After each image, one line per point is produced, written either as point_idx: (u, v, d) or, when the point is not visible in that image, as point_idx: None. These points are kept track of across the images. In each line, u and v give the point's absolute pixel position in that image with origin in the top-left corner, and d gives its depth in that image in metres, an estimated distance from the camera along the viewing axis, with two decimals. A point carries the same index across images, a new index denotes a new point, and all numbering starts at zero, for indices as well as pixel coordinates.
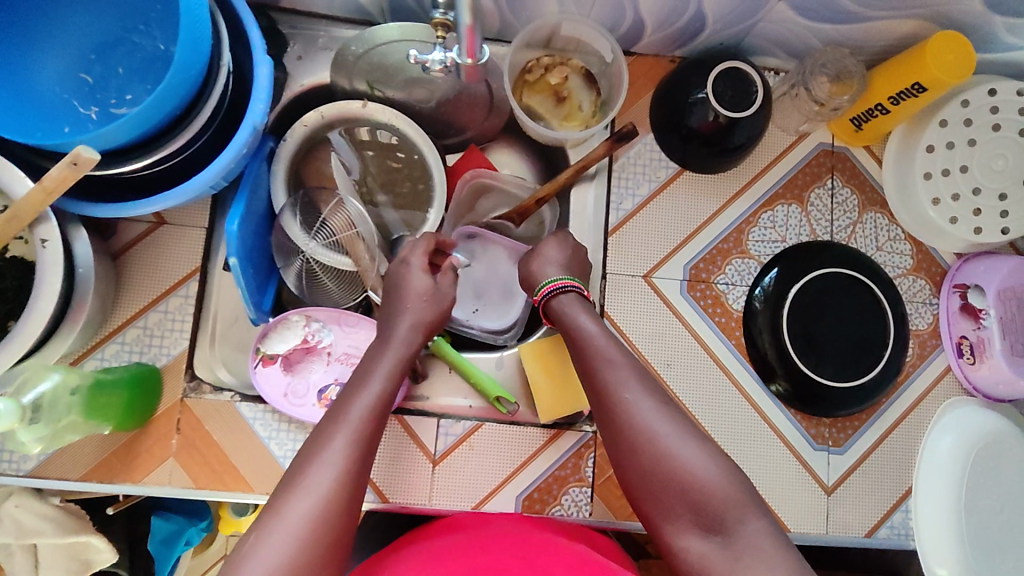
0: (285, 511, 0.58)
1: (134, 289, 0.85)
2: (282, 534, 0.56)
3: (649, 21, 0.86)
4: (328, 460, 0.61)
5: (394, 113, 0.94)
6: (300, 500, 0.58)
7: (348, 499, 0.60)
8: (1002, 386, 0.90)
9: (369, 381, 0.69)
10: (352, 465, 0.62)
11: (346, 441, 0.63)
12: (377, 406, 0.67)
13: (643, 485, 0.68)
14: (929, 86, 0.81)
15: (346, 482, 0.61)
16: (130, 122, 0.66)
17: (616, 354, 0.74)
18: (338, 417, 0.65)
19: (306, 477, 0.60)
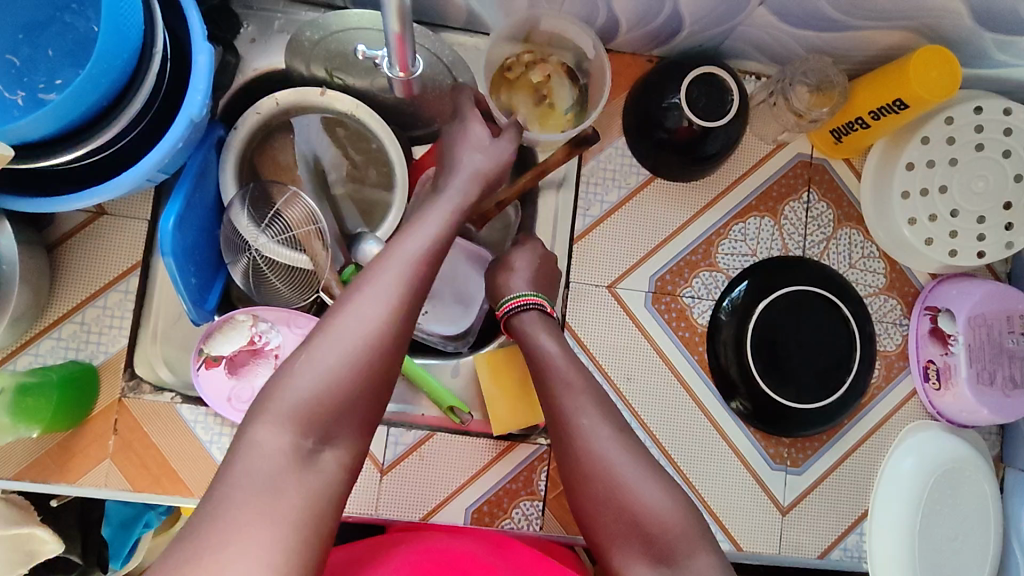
0: (318, 356, 0.59)
1: (71, 282, 0.81)
2: (307, 387, 0.57)
3: (624, 19, 0.82)
4: (371, 308, 0.61)
5: (357, 103, 0.89)
6: (331, 350, 0.59)
7: (385, 351, 0.60)
8: (966, 413, 0.87)
9: (426, 228, 0.67)
10: (398, 316, 0.62)
11: (390, 289, 0.62)
12: (429, 252, 0.66)
13: (594, 514, 0.65)
14: (910, 103, 0.78)
15: (384, 335, 0.61)
16: (50, 113, 0.61)
17: (573, 377, 0.70)
18: (389, 258, 0.64)
19: (339, 328, 0.60)
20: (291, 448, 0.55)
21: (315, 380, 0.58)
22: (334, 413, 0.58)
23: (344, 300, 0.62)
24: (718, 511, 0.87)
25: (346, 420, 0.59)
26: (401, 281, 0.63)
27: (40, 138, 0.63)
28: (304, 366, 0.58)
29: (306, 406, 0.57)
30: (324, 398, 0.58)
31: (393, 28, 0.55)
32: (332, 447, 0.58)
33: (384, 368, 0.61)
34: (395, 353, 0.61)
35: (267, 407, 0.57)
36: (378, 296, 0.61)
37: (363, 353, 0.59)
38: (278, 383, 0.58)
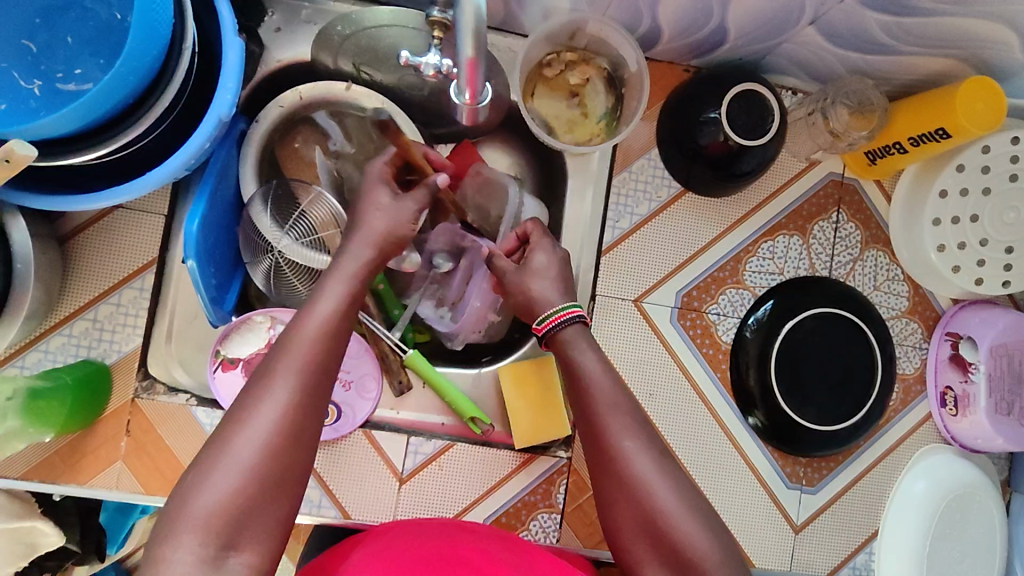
0: (209, 474, 0.52)
1: (84, 278, 0.77)
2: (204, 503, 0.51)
3: (667, 29, 0.79)
4: (267, 408, 0.55)
5: (381, 99, 0.86)
6: (223, 466, 0.53)
7: (288, 453, 0.55)
8: (981, 440, 0.88)
9: (322, 306, 0.62)
10: (299, 411, 0.56)
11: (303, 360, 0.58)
12: (329, 331, 0.61)
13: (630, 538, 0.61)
14: (952, 133, 0.76)
15: (286, 434, 0.55)
16: (76, 111, 0.58)
17: (618, 397, 0.66)
18: (287, 347, 0.59)
19: (235, 436, 0.54)
20: (192, 565, 0.49)
21: (214, 491, 0.51)
22: (240, 521, 0.51)
23: (239, 405, 0.56)
24: (732, 528, 0.87)
25: (253, 526, 0.52)
26: (301, 372, 0.57)
27: (63, 134, 0.60)
28: (196, 484, 0.52)
29: (207, 520, 0.51)
30: (231, 509, 0.51)
31: (466, 51, 0.51)
32: (239, 553, 0.51)
33: (290, 467, 0.55)
34: (301, 452, 0.56)
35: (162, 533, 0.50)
36: (276, 394, 0.56)
37: (262, 462, 0.53)
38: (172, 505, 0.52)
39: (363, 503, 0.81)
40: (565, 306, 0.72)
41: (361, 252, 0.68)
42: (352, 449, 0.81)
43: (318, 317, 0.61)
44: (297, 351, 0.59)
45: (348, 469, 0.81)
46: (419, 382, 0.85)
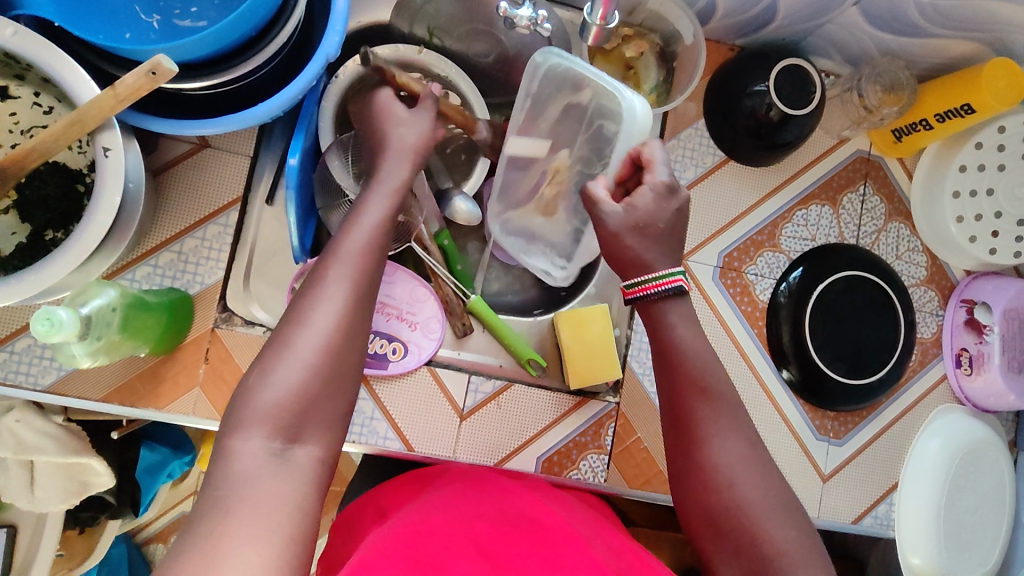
0: (273, 369, 0.58)
1: (173, 212, 0.82)
2: (273, 392, 0.56)
3: (721, 7, 0.87)
4: (323, 310, 0.61)
5: (449, 64, 0.91)
6: (285, 360, 0.58)
7: (342, 352, 0.60)
8: (994, 397, 0.97)
9: (363, 219, 0.67)
10: (338, 336, 0.61)
11: (338, 297, 0.62)
12: (371, 243, 0.66)
13: (689, 501, 0.66)
14: (976, 109, 0.85)
15: (339, 337, 0.61)
16: (211, 36, 0.64)
17: (715, 388, 0.69)
18: (334, 256, 0.64)
19: (295, 336, 0.59)
20: (264, 456, 0.54)
21: (277, 389, 0.57)
22: (300, 417, 0.57)
23: (294, 309, 0.62)
24: None
25: (313, 419, 0.58)
26: (351, 280, 0.63)
27: (192, 59, 0.67)
28: (260, 380, 0.57)
29: (273, 415, 0.56)
30: (298, 399, 0.57)
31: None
32: (303, 445, 0.57)
33: (343, 366, 0.60)
34: (351, 354, 0.61)
35: (234, 422, 0.55)
36: (330, 298, 0.61)
37: (320, 359, 0.59)
38: (238, 398, 0.57)
39: (425, 437, 0.86)
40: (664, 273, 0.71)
41: (398, 166, 0.72)
42: (417, 385, 0.86)
43: (362, 228, 0.67)
44: (345, 260, 0.64)
45: (411, 404, 0.86)
46: (479, 327, 0.91)
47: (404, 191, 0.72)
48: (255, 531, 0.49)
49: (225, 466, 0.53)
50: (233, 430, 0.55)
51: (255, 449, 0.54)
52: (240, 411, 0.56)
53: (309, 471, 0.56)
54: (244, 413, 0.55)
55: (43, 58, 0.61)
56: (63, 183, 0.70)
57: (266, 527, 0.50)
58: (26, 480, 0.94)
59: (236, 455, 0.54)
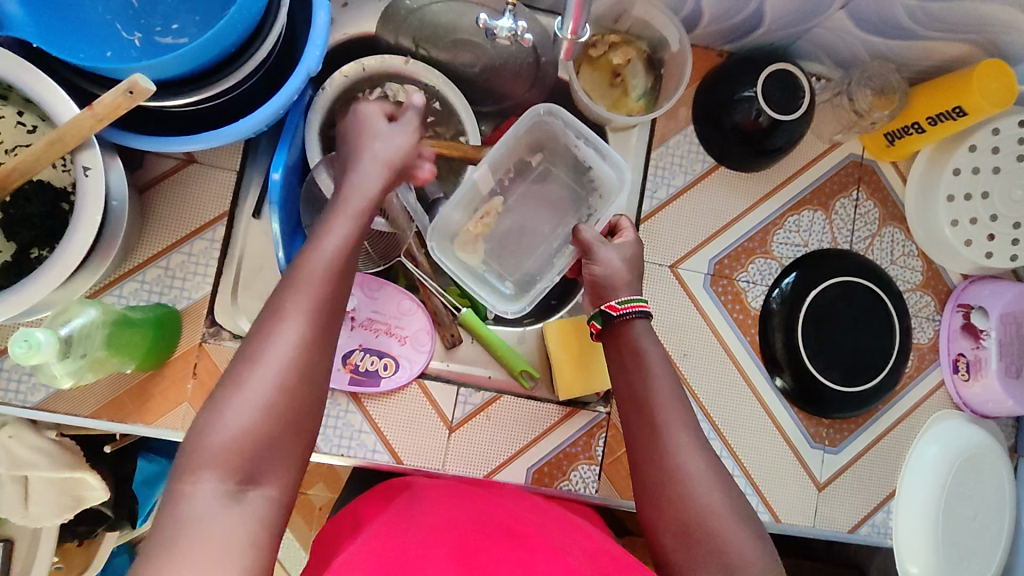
0: (226, 408, 0.56)
1: (159, 228, 0.82)
2: (223, 437, 0.55)
3: (708, 12, 0.86)
4: (277, 345, 0.58)
5: (437, 74, 0.90)
6: (240, 398, 0.56)
7: (300, 390, 0.58)
8: (992, 403, 0.95)
9: (329, 239, 0.63)
10: (300, 369, 0.58)
11: (297, 329, 0.58)
12: (333, 268, 0.62)
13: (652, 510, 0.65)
14: (969, 111, 0.84)
15: (296, 373, 0.58)
16: (190, 53, 0.64)
17: (673, 398, 0.69)
18: (295, 281, 0.60)
19: (248, 373, 0.57)
20: (216, 499, 0.53)
21: (232, 428, 0.55)
22: (259, 454, 0.55)
23: (250, 342, 0.59)
24: (761, 485, 0.92)
25: (268, 460, 0.56)
26: (308, 313, 0.59)
27: (173, 76, 0.67)
28: (216, 418, 0.55)
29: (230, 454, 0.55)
30: (251, 439, 0.55)
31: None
32: (258, 487, 0.55)
33: (302, 404, 0.58)
34: (310, 394, 0.58)
35: (188, 464, 0.54)
36: (285, 333, 0.58)
37: (276, 397, 0.57)
38: (192, 440, 0.56)
39: (414, 449, 0.86)
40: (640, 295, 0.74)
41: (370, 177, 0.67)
42: (406, 398, 0.86)
43: (322, 254, 0.62)
44: (303, 290, 0.60)
45: (400, 417, 0.86)
46: (468, 338, 0.91)
47: (371, 210, 0.67)
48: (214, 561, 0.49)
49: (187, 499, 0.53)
50: (187, 472, 0.54)
51: (209, 489, 0.53)
52: (194, 451, 0.55)
53: (267, 505, 0.55)
54: (199, 454, 0.54)
55: (24, 78, 0.61)
56: (47, 201, 0.70)
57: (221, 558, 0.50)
58: (20, 495, 0.93)
59: (190, 499, 0.53)
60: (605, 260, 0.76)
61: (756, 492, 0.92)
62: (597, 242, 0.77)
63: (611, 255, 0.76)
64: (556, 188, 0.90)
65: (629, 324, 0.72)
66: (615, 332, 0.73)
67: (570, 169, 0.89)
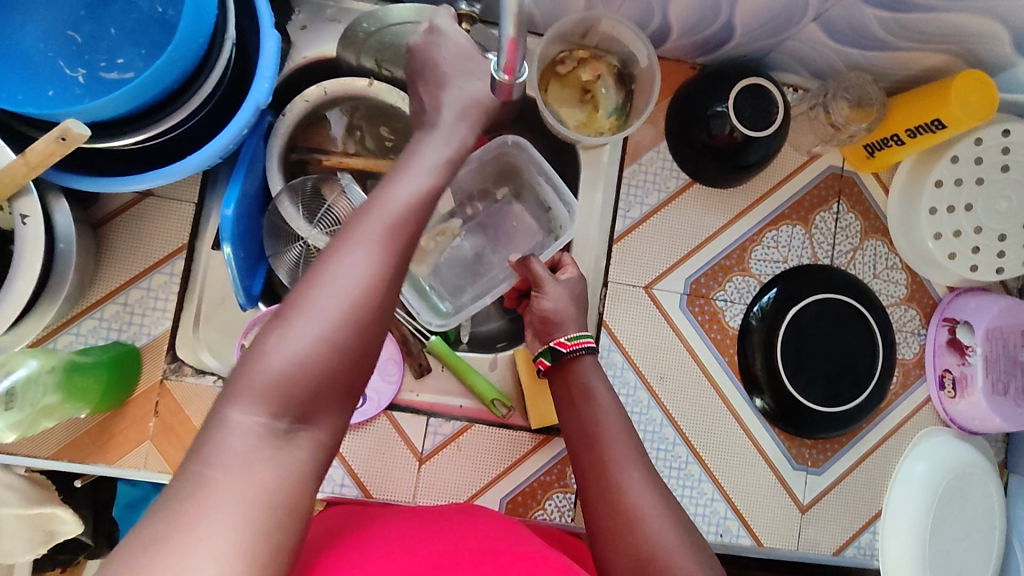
0: (292, 329, 0.51)
1: (116, 263, 0.80)
2: (279, 361, 0.50)
3: (676, 27, 0.83)
4: (350, 270, 0.53)
5: (400, 95, 0.87)
6: (307, 320, 0.51)
7: (370, 322, 0.53)
8: (979, 420, 0.92)
9: (412, 178, 0.59)
10: (367, 305, 0.53)
11: (368, 261, 0.54)
12: (417, 203, 0.58)
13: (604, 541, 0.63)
14: (947, 124, 0.81)
15: (367, 306, 0.53)
16: (130, 91, 0.62)
17: (618, 430, 0.70)
18: (368, 211, 0.56)
19: (312, 295, 0.52)
20: (264, 436, 0.48)
21: (287, 354, 0.50)
22: (312, 390, 0.50)
23: (317, 265, 0.54)
24: (742, 508, 0.90)
25: (324, 394, 0.51)
26: (383, 241, 0.55)
27: (115, 115, 0.65)
28: (276, 341, 0.50)
29: (280, 384, 0.49)
30: (305, 369, 0.50)
31: (509, 30, 0.53)
32: (309, 427, 0.51)
33: (369, 335, 0.53)
34: (379, 325, 0.54)
35: (235, 388, 0.49)
36: (358, 258, 0.53)
37: (345, 321, 0.52)
38: (246, 359, 0.50)
39: (384, 482, 0.84)
40: (584, 332, 0.77)
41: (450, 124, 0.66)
42: (374, 430, 0.84)
43: (408, 186, 0.58)
44: (378, 220, 0.55)
45: (369, 450, 0.84)
46: (438, 364, 0.89)
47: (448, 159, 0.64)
48: (240, 529, 0.43)
49: (225, 433, 0.47)
50: (233, 398, 0.49)
51: (254, 421, 0.48)
52: (242, 378, 0.49)
53: (311, 454, 0.50)
54: (253, 376, 0.49)
55: None
56: None
57: (250, 512, 0.44)
58: None
59: (231, 432, 0.47)
60: (555, 294, 0.79)
61: (737, 516, 0.90)
62: (546, 275, 0.79)
63: (561, 290, 0.79)
64: (515, 223, 0.91)
65: (580, 359, 0.75)
66: (564, 369, 0.76)
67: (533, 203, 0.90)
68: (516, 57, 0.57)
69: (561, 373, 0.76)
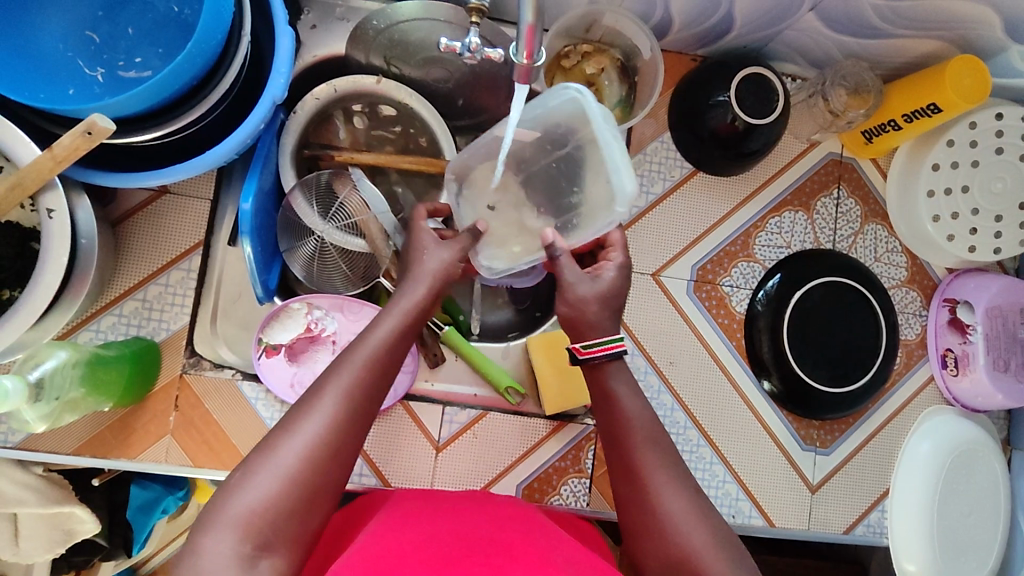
0: (257, 472, 0.55)
1: (134, 261, 0.81)
2: (240, 505, 0.53)
3: (678, 20, 0.86)
4: (310, 422, 0.58)
5: (410, 91, 0.88)
6: (271, 463, 0.55)
7: (326, 469, 0.57)
8: (982, 398, 0.95)
9: (376, 334, 0.65)
10: (324, 456, 0.57)
11: (332, 413, 0.59)
12: (376, 366, 0.63)
13: (633, 524, 0.66)
14: (944, 108, 0.83)
15: (325, 453, 0.57)
16: (151, 89, 0.64)
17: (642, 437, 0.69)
18: (338, 367, 0.62)
19: (281, 442, 0.57)
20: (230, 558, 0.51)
21: (254, 494, 0.54)
22: (273, 526, 0.54)
23: (289, 416, 0.59)
24: (752, 489, 0.92)
25: (282, 534, 0.54)
26: (344, 395, 0.60)
27: (135, 112, 0.66)
28: (243, 483, 0.55)
29: (246, 520, 0.53)
30: (267, 510, 0.54)
31: (529, 18, 0.56)
32: (270, 556, 0.53)
33: (325, 483, 0.57)
34: (333, 474, 0.57)
35: (206, 521, 0.53)
36: (322, 411, 0.58)
37: (306, 466, 0.56)
38: (215, 499, 0.55)
39: (401, 470, 0.85)
40: (613, 337, 0.72)
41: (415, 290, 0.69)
42: (392, 420, 0.86)
43: (370, 345, 0.63)
44: (345, 373, 0.61)
45: (387, 439, 0.85)
46: (453, 355, 0.90)
47: (419, 312, 0.68)
48: None
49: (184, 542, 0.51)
50: (205, 528, 0.53)
51: (222, 549, 0.52)
52: (215, 512, 0.54)
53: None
54: (219, 516, 0.53)
55: None
56: (17, 240, 0.69)
57: None
58: (9, 533, 0.91)
59: (202, 552, 0.51)
60: (576, 297, 0.73)
61: (749, 497, 0.91)
62: (571, 278, 0.73)
63: (586, 292, 0.73)
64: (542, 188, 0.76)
65: (602, 367, 0.72)
66: (594, 372, 0.73)
67: (569, 166, 0.74)
68: (535, 40, 0.58)
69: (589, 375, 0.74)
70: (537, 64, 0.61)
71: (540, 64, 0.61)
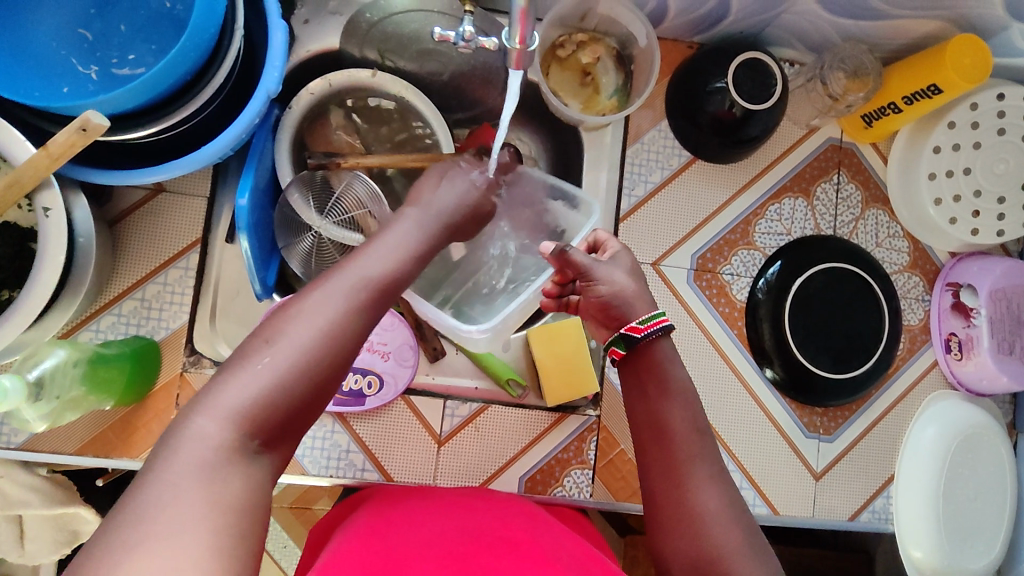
0: (267, 352, 0.50)
1: (132, 260, 0.81)
2: (248, 384, 0.48)
3: (673, 6, 0.85)
4: (328, 300, 0.53)
5: (406, 84, 0.87)
6: (287, 343, 0.50)
7: (344, 350, 0.53)
8: (986, 380, 0.94)
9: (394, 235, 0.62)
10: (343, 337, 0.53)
11: (346, 295, 0.54)
12: (396, 258, 0.59)
13: (660, 515, 0.63)
14: (944, 88, 0.82)
15: (340, 340, 0.52)
16: (143, 85, 0.63)
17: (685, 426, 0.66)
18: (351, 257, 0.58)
19: (296, 323, 0.51)
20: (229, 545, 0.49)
21: (263, 374, 0.48)
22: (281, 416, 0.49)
23: (300, 294, 0.54)
24: (757, 478, 0.91)
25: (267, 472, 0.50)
26: (352, 291, 0.54)
27: (130, 108, 0.66)
28: (250, 364, 0.49)
29: (248, 405, 0.47)
30: (272, 398, 0.48)
31: (520, 4, 0.55)
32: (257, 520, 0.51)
33: (337, 371, 0.52)
34: (345, 361, 0.53)
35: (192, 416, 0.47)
36: (327, 301, 0.53)
37: (324, 348, 0.51)
38: (211, 386, 0.48)
39: (404, 465, 0.85)
40: (658, 311, 0.70)
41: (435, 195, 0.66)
42: (393, 415, 0.86)
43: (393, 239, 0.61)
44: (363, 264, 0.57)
45: (388, 433, 0.85)
46: (454, 348, 0.90)
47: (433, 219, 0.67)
48: None
49: None
50: None
51: None
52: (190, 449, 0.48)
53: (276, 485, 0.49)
54: (215, 403, 0.47)
55: None
56: (14, 241, 0.69)
57: None
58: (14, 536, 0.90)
59: None
60: (607, 276, 0.71)
61: (753, 486, 0.91)
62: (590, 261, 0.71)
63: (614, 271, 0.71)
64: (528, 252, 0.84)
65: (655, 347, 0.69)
66: (643, 359, 0.69)
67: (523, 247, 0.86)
68: (527, 27, 0.58)
69: (636, 360, 0.70)
70: (529, 50, 0.61)
71: (533, 49, 0.60)
